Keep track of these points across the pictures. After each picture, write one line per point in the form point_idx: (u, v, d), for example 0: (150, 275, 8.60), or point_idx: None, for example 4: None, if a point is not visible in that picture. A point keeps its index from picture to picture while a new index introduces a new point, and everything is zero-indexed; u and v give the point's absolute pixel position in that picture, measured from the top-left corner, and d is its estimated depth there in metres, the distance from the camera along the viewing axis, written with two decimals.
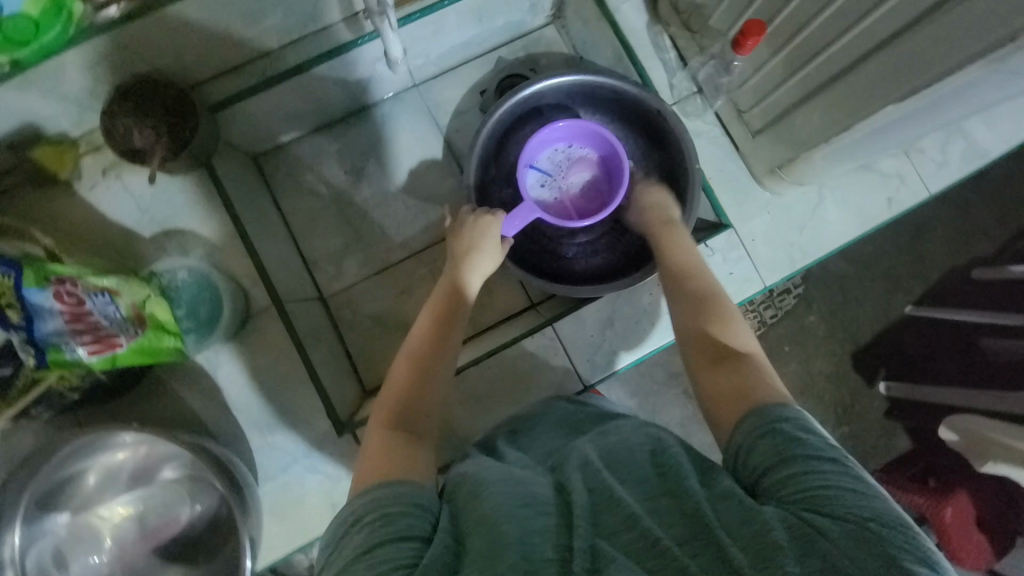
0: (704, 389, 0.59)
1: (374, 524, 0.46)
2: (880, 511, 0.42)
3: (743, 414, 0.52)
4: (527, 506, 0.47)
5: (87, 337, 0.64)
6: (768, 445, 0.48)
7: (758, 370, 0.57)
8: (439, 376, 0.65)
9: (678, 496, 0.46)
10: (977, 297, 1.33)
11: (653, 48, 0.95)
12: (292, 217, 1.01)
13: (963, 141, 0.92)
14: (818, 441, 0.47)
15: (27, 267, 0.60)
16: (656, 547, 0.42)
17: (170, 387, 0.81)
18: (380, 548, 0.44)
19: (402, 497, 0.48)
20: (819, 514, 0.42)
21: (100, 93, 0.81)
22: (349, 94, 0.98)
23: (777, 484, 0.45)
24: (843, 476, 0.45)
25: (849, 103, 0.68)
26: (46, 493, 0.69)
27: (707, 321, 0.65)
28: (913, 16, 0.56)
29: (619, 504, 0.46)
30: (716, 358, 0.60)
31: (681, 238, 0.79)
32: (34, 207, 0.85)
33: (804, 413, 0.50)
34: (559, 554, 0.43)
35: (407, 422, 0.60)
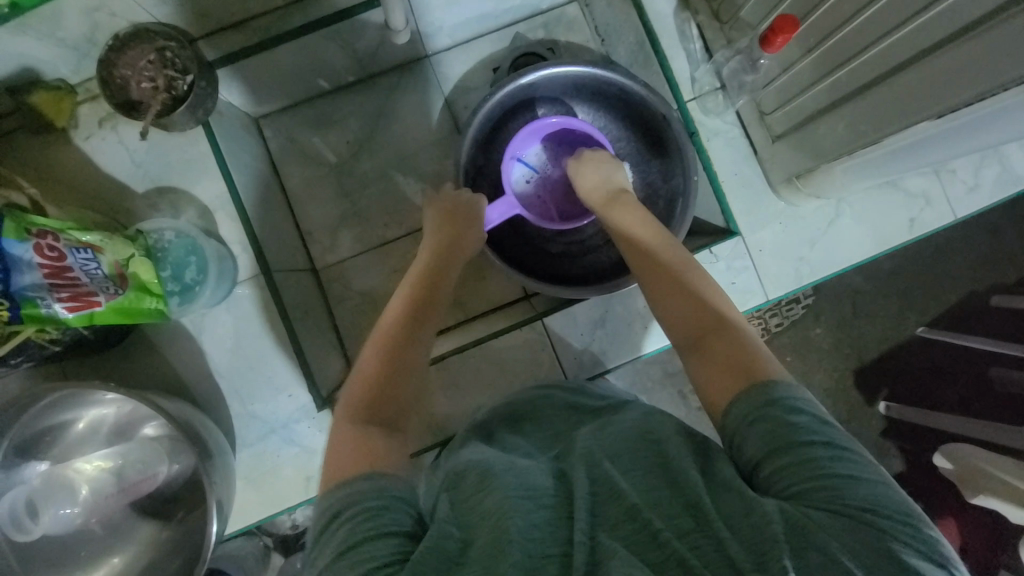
0: (696, 369, 0.56)
1: (354, 519, 0.44)
2: (876, 497, 0.40)
3: (736, 396, 0.49)
4: (529, 497, 0.45)
5: (65, 293, 0.63)
6: (760, 431, 0.46)
7: (743, 343, 0.54)
8: (416, 346, 0.64)
9: (680, 487, 0.44)
10: (992, 325, 1.28)
11: (678, 37, 0.90)
12: (290, 183, 0.99)
13: (998, 165, 0.87)
14: (815, 424, 0.45)
15: (8, 218, 0.59)
16: (657, 539, 0.40)
17: (154, 347, 0.81)
18: (363, 545, 0.42)
19: (381, 492, 0.46)
20: (818, 505, 0.40)
21: (97, 40, 0.78)
22: (356, 61, 0.94)
23: (773, 474, 0.43)
24: (840, 461, 0.43)
25: (877, 116, 0.64)
26: (25, 439, 0.71)
27: (702, 291, 0.61)
28: (956, 28, 0.51)
29: (619, 495, 0.44)
30: (699, 336, 0.57)
31: (636, 212, 0.74)
32: (29, 153, 0.84)
33: (805, 395, 0.48)
34: (562, 549, 0.41)
35: (382, 412, 0.57)
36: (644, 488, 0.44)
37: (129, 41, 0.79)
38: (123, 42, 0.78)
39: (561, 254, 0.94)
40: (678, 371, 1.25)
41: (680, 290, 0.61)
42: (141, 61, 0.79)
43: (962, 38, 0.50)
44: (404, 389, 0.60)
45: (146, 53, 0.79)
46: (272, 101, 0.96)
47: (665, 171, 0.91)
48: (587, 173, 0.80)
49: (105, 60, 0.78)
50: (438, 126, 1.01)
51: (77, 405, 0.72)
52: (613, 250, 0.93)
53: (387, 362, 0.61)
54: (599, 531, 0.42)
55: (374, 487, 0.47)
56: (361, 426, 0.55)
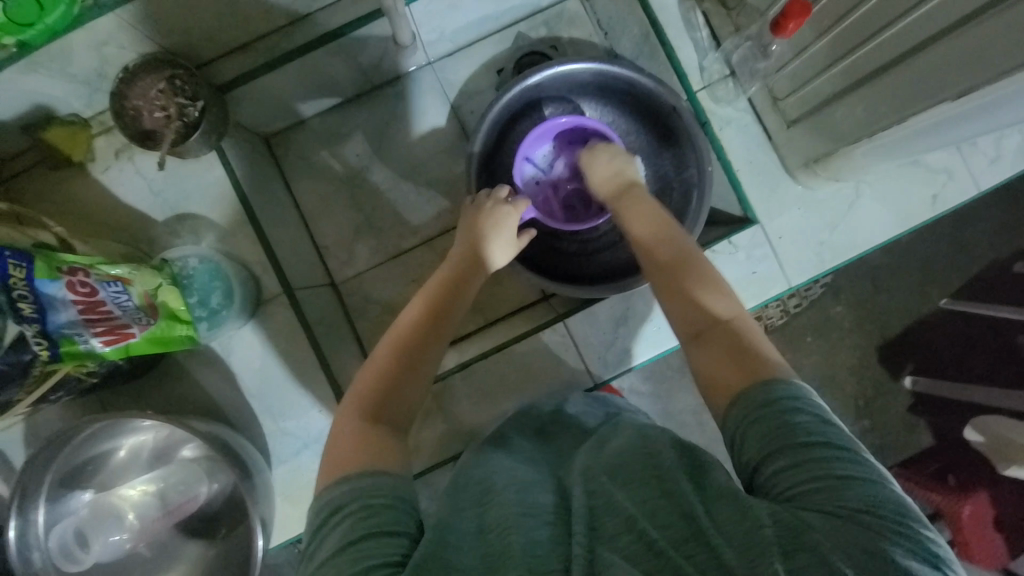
0: (697, 366, 0.56)
1: (356, 517, 0.46)
2: (871, 499, 0.41)
3: (738, 394, 0.50)
4: (529, 515, 0.45)
5: (99, 327, 0.65)
6: (763, 429, 0.46)
7: (750, 344, 0.54)
8: (427, 362, 0.62)
9: (672, 496, 0.44)
10: (1017, 294, 1.25)
11: (684, 25, 0.88)
12: (303, 200, 1.00)
13: (1020, 134, 0.84)
14: (818, 423, 0.45)
15: (38, 259, 0.61)
16: (653, 551, 0.40)
17: (186, 372, 0.83)
18: (365, 542, 0.44)
19: (383, 489, 0.48)
20: (813, 509, 0.40)
21: (109, 73, 0.79)
22: (361, 74, 0.94)
23: (775, 474, 0.44)
24: (841, 461, 0.43)
25: (897, 98, 0.63)
26: (69, 472, 0.73)
27: (702, 291, 0.60)
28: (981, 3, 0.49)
29: (615, 505, 0.44)
30: (702, 330, 0.57)
31: (644, 204, 0.72)
32: (51, 188, 0.86)
33: (805, 394, 0.48)
34: (562, 563, 0.41)
35: (387, 413, 0.58)
36: (640, 499, 0.44)
37: (139, 71, 0.79)
38: (134, 73, 0.79)
39: (577, 253, 0.94)
40: None
41: (683, 287, 0.61)
42: (152, 91, 0.79)
43: (990, 14, 0.48)
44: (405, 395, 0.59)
45: (159, 82, 0.79)
46: (281, 119, 0.96)
47: (677, 164, 0.90)
48: (598, 165, 0.80)
49: (118, 92, 0.78)
50: (446, 133, 1.01)
51: (117, 433, 0.74)
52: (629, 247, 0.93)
53: (400, 360, 0.61)
54: (598, 545, 0.42)
55: (373, 487, 0.48)
56: (372, 424, 0.56)
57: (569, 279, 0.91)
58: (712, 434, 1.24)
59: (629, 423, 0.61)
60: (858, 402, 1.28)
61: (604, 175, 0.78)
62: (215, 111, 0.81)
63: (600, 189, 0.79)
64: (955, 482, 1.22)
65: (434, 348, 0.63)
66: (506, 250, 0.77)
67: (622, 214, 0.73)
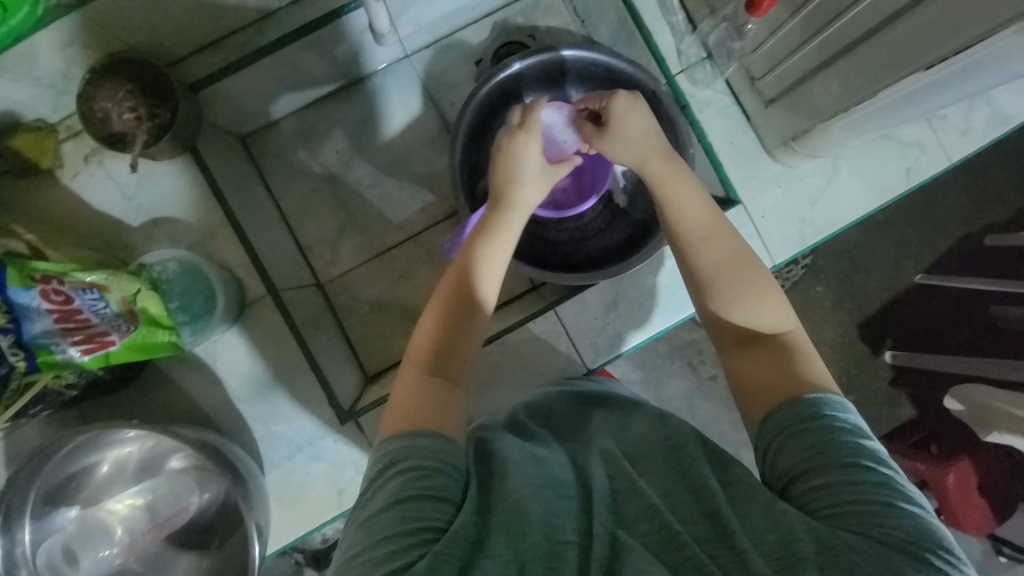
0: (733, 372, 0.58)
1: (407, 475, 0.48)
2: (912, 529, 0.42)
3: (779, 405, 0.52)
4: (551, 487, 0.50)
5: (78, 336, 0.63)
6: (802, 445, 0.48)
7: (804, 360, 0.56)
8: (474, 326, 0.62)
9: (699, 496, 0.47)
10: (988, 264, 1.29)
11: (660, 10, 0.89)
12: (284, 200, 0.98)
13: (987, 107, 0.87)
14: (860, 446, 0.47)
15: (10, 266, 0.58)
16: (675, 540, 0.43)
17: (172, 380, 0.80)
18: (412, 502, 0.45)
19: (435, 455, 0.50)
20: (850, 531, 0.42)
21: (74, 74, 0.77)
22: (337, 69, 0.93)
23: (809, 490, 0.46)
24: (882, 487, 0.44)
25: (870, 71, 0.64)
26: (53, 488, 0.71)
27: (740, 291, 0.61)
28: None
29: (639, 495, 0.47)
30: (743, 339, 0.59)
31: (689, 186, 0.67)
32: (15, 197, 0.82)
33: (848, 414, 0.50)
34: (579, 537, 0.45)
35: (444, 366, 0.60)
36: (665, 492, 0.48)
37: (106, 71, 0.77)
38: (100, 73, 0.77)
39: (563, 241, 0.94)
40: (687, 343, 1.25)
41: (724, 286, 0.62)
42: (119, 92, 0.77)
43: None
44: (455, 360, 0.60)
45: (127, 82, 0.77)
46: (256, 118, 0.94)
47: None
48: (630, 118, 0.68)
49: (84, 95, 0.77)
50: (428, 126, 1.00)
51: (101, 446, 0.72)
52: (614, 233, 0.93)
53: (450, 326, 0.61)
54: (618, 528, 0.45)
55: (428, 448, 0.50)
56: (425, 373, 0.59)
57: (557, 267, 0.91)
58: (705, 417, 1.25)
59: (646, 410, 0.62)
60: (842, 377, 1.31)
61: (641, 134, 0.68)
62: (187, 110, 0.79)
63: (641, 141, 0.68)
64: (938, 451, 1.26)
65: (477, 319, 0.63)
66: (536, 187, 0.68)
67: (662, 185, 0.67)
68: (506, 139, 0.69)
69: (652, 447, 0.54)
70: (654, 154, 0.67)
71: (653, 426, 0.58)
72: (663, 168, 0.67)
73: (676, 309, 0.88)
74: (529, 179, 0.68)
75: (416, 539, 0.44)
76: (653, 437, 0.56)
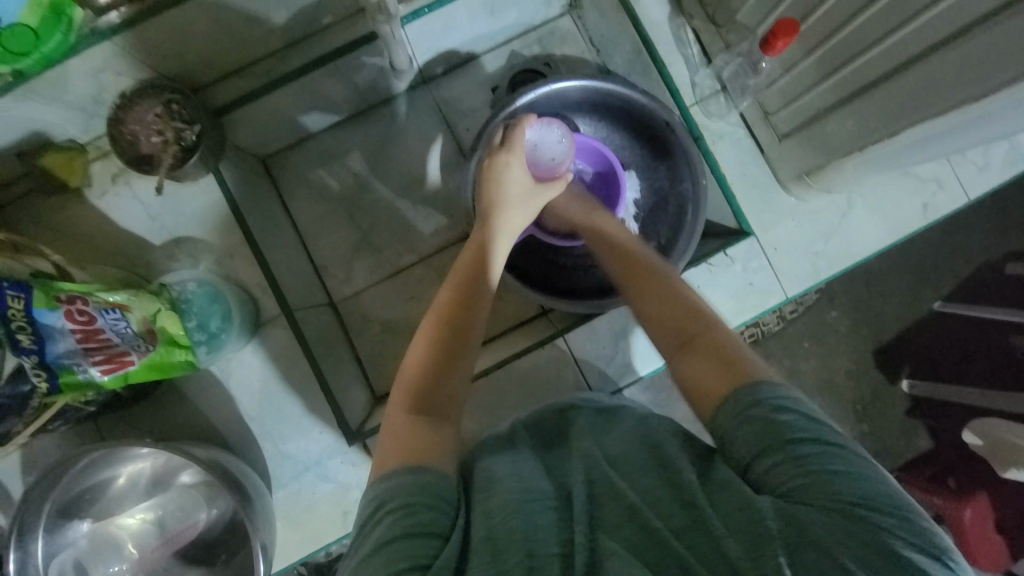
0: (681, 376, 0.55)
1: (395, 515, 0.46)
2: (864, 491, 0.42)
3: (722, 398, 0.50)
4: (531, 500, 0.49)
5: (98, 355, 0.64)
6: (752, 429, 0.47)
7: (722, 347, 0.54)
8: (468, 353, 0.61)
9: (677, 487, 0.47)
10: (1008, 295, 1.27)
11: (675, 43, 0.89)
12: (301, 219, 1.00)
13: (1006, 144, 0.86)
14: (804, 420, 0.46)
15: (38, 288, 0.61)
16: (654, 537, 0.43)
17: (186, 397, 0.82)
18: (399, 541, 0.44)
19: (425, 489, 0.48)
20: (808, 506, 0.41)
21: (106, 100, 0.79)
22: (357, 94, 0.95)
23: (765, 473, 0.45)
24: (830, 457, 0.44)
25: (888, 112, 0.64)
26: (67, 502, 0.72)
27: (665, 293, 0.61)
28: (976, 16, 0.50)
29: (619, 497, 0.47)
30: (685, 339, 0.56)
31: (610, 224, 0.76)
32: (45, 215, 0.85)
33: (784, 388, 0.49)
34: (562, 549, 0.44)
35: (430, 407, 0.57)
36: (644, 489, 0.47)
37: (136, 98, 0.80)
38: (130, 99, 0.79)
39: (573, 267, 0.95)
40: None
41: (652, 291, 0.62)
42: (150, 116, 0.80)
43: (986, 25, 0.49)
44: (443, 382, 0.59)
45: (155, 107, 0.80)
46: (277, 141, 0.96)
47: (673, 179, 0.91)
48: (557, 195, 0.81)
49: (115, 118, 0.80)
50: (443, 150, 1.02)
51: (114, 461, 0.73)
52: None
53: (438, 354, 0.60)
54: (599, 534, 0.45)
55: (416, 483, 0.48)
56: (416, 415, 0.56)
57: (567, 294, 0.91)
58: None
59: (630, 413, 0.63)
60: (856, 407, 1.29)
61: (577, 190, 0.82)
62: (212, 134, 0.82)
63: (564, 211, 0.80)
64: (955, 485, 1.22)
65: (467, 343, 0.61)
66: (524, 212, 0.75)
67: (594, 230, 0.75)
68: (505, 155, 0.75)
69: None
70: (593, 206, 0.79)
71: None
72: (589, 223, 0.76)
73: None
74: (516, 202, 0.74)
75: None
76: None
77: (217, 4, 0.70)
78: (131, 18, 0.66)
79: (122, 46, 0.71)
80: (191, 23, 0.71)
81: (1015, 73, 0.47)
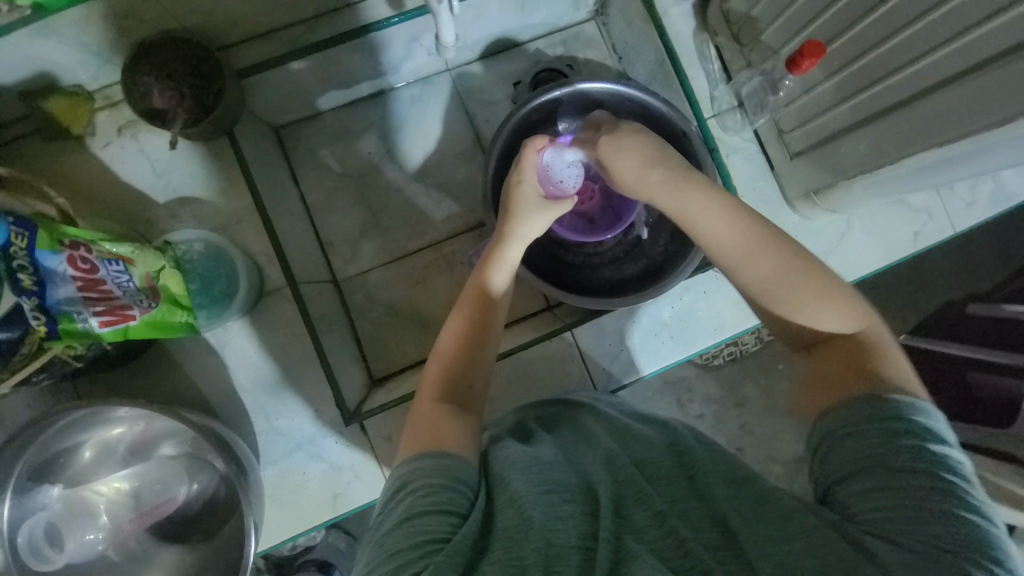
0: (805, 375, 0.58)
1: (416, 494, 0.52)
2: (961, 538, 0.43)
3: (826, 410, 0.53)
4: (551, 493, 0.54)
5: (99, 306, 0.60)
6: (853, 448, 0.49)
7: (891, 358, 0.54)
8: (486, 348, 0.67)
9: (706, 503, 0.52)
10: None
11: (698, 56, 0.92)
12: (308, 193, 0.98)
13: (991, 182, 0.93)
14: (924, 451, 0.47)
15: (41, 228, 0.57)
16: (682, 547, 0.47)
17: (177, 363, 0.78)
18: (420, 518, 0.49)
19: (448, 471, 0.54)
20: (884, 539, 0.44)
21: (123, 46, 0.76)
22: (380, 73, 0.94)
23: (854, 494, 0.48)
24: (936, 494, 0.45)
25: (902, 136, 0.68)
26: (39, 464, 0.68)
27: (801, 289, 0.58)
28: (1008, 46, 0.54)
29: (648, 502, 0.52)
30: (813, 342, 0.58)
31: (716, 205, 0.62)
32: (39, 159, 0.80)
33: (909, 415, 0.49)
34: (581, 543, 0.48)
35: (455, 394, 0.64)
36: (673, 500, 0.52)
37: (155, 46, 0.77)
38: (147, 48, 0.77)
39: (580, 265, 0.96)
40: (678, 381, 1.33)
41: (791, 295, 0.58)
42: (166, 69, 0.77)
43: (1017, 54, 0.52)
44: (473, 372, 0.65)
45: (171, 60, 0.77)
46: (293, 111, 0.94)
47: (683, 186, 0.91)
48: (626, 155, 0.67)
49: (128, 66, 0.77)
50: (459, 138, 1.02)
51: (95, 424, 0.69)
52: (632, 264, 0.95)
53: (462, 345, 0.66)
54: (627, 535, 0.49)
55: (438, 467, 0.54)
56: (440, 402, 0.62)
57: (575, 290, 0.92)
58: None
59: (651, 425, 0.67)
60: None
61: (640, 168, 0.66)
62: (232, 95, 0.79)
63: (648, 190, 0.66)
64: None
65: (491, 334, 0.68)
66: (540, 213, 0.76)
67: (687, 219, 0.63)
68: (516, 170, 0.77)
69: (671, 482, 0.55)
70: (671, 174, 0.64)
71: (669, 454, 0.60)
72: (682, 207, 0.63)
73: (688, 343, 0.89)
74: (534, 208, 0.76)
75: (422, 550, 0.47)
76: (669, 471, 0.57)
77: None
78: None
79: None
80: None
81: None
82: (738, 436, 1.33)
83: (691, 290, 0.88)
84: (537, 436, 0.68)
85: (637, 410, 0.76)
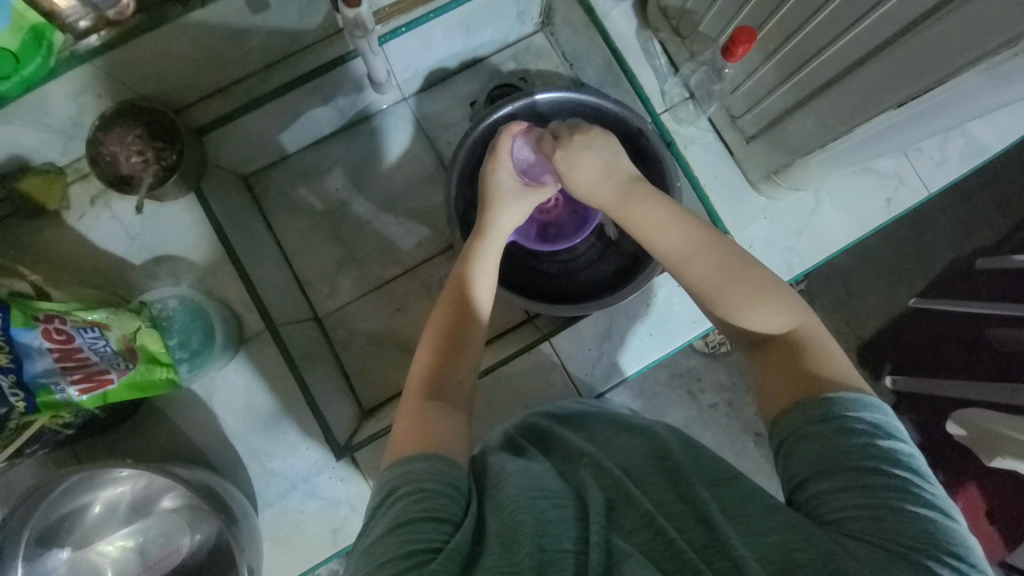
0: (759, 373, 0.58)
1: (408, 499, 0.51)
2: (922, 535, 0.43)
3: (787, 409, 0.53)
4: (545, 498, 0.53)
5: (77, 374, 0.64)
6: (812, 448, 0.49)
7: (829, 355, 0.56)
8: (462, 349, 0.67)
9: (691, 502, 0.51)
10: (981, 289, 1.30)
11: (643, 54, 0.93)
12: (283, 236, 1.00)
13: (962, 138, 0.91)
14: (877, 449, 0.47)
15: (14, 307, 0.60)
16: (671, 546, 0.47)
17: (167, 417, 0.81)
18: (413, 524, 0.49)
19: (439, 475, 0.54)
20: (852, 539, 0.44)
21: (85, 121, 0.80)
22: (337, 113, 0.97)
23: (818, 496, 0.48)
24: (895, 492, 0.45)
25: (845, 108, 0.68)
26: (44, 531, 0.70)
27: (743, 291, 0.59)
28: (927, 10, 0.53)
29: (637, 505, 0.52)
30: (761, 342, 0.59)
31: (657, 211, 0.65)
32: (19, 237, 0.84)
33: (858, 414, 0.50)
34: (575, 546, 0.48)
35: (438, 389, 0.64)
36: (659, 503, 0.52)
37: (115, 117, 0.80)
38: (109, 122, 0.80)
39: (555, 274, 0.97)
40: (678, 376, 1.32)
41: (741, 300, 0.59)
42: (128, 136, 0.81)
43: (938, 16, 0.52)
44: (455, 369, 0.66)
45: (137, 128, 0.81)
46: (259, 159, 0.97)
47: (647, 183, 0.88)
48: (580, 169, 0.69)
49: (94, 140, 0.80)
50: (423, 164, 1.04)
51: (92, 487, 0.71)
52: (605, 265, 0.95)
53: (436, 346, 0.67)
54: (615, 535, 0.49)
55: (430, 470, 0.54)
56: (424, 400, 0.63)
57: (552, 300, 0.93)
58: None
59: (631, 429, 0.67)
60: None
61: (595, 180, 0.68)
62: (193, 153, 0.82)
63: (591, 196, 0.69)
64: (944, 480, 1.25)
65: (469, 335, 0.68)
66: (506, 206, 0.75)
67: (631, 224, 0.66)
68: (490, 158, 0.76)
69: (649, 486, 0.55)
70: (608, 183, 0.67)
71: (646, 457, 0.59)
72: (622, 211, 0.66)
73: (669, 338, 0.89)
74: (507, 195, 0.75)
75: (416, 559, 0.46)
76: (647, 474, 0.57)
77: (200, 24, 0.71)
78: (108, 40, 0.69)
79: (100, 67, 0.71)
80: (172, 48, 0.73)
81: (972, 55, 0.50)
82: (752, 421, 1.31)
83: (665, 285, 0.88)
84: (522, 449, 0.68)
85: (619, 414, 0.75)
